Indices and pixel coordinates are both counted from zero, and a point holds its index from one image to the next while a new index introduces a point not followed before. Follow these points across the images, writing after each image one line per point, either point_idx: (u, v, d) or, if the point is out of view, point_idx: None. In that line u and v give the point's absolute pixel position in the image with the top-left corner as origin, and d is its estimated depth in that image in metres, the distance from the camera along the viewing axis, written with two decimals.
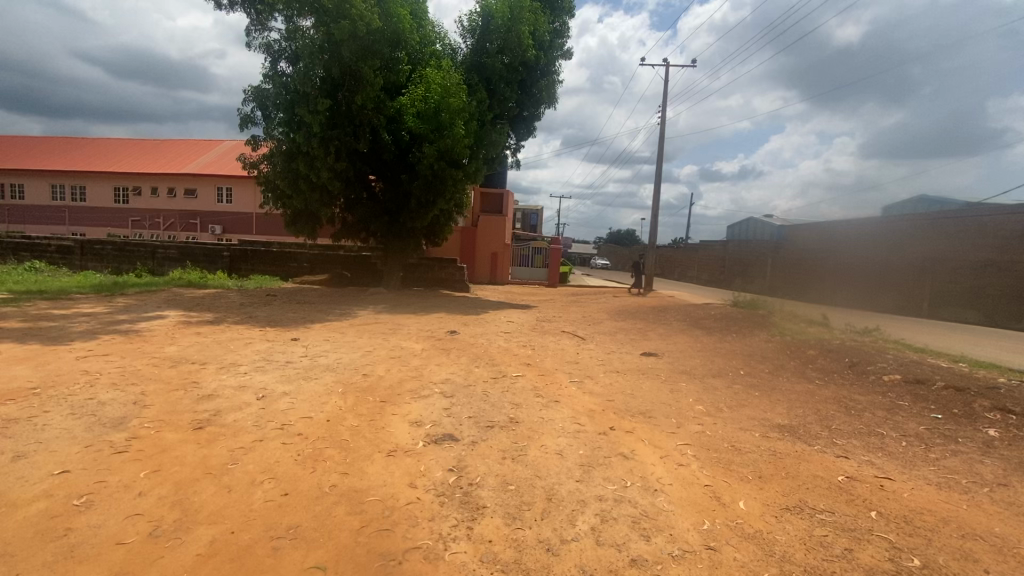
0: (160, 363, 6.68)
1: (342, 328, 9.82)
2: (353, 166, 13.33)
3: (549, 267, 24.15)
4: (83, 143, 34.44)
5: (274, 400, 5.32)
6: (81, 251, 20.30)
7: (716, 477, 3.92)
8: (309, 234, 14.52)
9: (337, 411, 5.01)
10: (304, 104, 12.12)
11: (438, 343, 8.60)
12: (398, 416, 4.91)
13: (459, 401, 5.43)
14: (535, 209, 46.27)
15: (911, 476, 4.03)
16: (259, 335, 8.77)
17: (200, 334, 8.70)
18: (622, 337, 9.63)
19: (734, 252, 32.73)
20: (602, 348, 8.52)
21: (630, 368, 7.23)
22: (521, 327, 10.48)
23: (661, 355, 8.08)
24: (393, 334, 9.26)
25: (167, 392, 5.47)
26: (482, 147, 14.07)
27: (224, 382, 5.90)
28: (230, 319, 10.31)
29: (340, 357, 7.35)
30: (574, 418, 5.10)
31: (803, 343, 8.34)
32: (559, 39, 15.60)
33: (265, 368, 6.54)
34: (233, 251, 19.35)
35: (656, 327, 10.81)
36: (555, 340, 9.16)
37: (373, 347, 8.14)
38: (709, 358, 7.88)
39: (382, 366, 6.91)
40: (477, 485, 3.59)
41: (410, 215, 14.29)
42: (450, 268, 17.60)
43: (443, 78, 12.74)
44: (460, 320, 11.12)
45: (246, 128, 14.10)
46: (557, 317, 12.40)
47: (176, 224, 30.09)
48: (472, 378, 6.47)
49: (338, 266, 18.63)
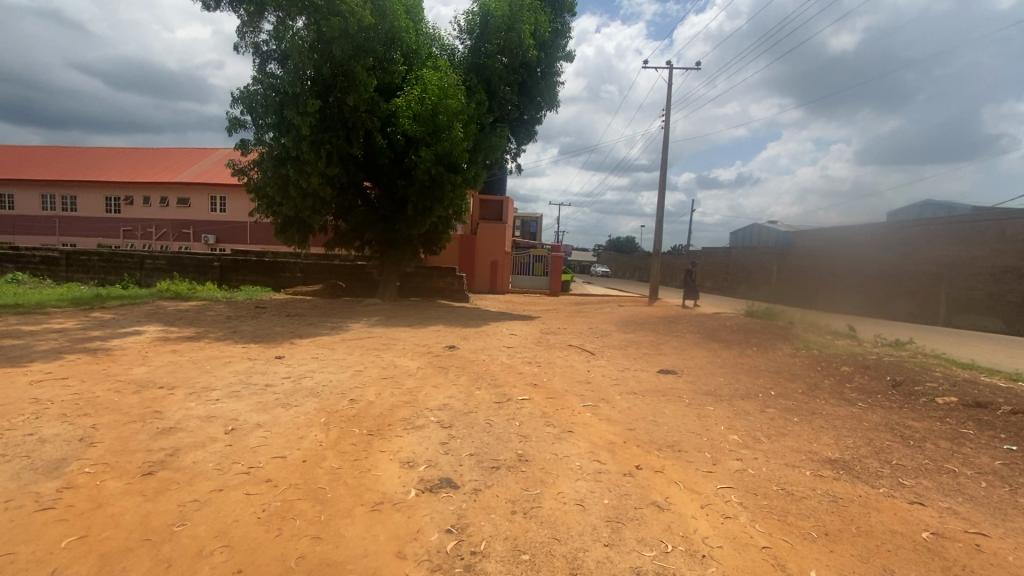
0: (122, 388, 5.93)
1: (333, 343, 9.09)
2: (345, 171, 12.71)
3: (550, 276, 23.44)
4: (75, 152, 33.88)
5: (244, 434, 4.58)
6: (66, 261, 19.62)
7: (773, 535, 3.22)
8: (301, 243, 13.88)
9: (316, 448, 4.29)
10: (294, 105, 11.50)
11: (436, 360, 7.88)
12: (387, 454, 4.20)
13: (459, 432, 4.72)
14: (534, 214, 45.46)
15: (1008, 530, 3.36)
16: (240, 353, 8.05)
17: (177, 352, 7.96)
18: (634, 351, 8.92)
19: (738, 258, 31.96)
20: (615, 365, 7.81)
21: (648, 389, 6.51)
22: (525, 341, 9.77)
23: (680, 373, 7.37)
24: (386, 351, 8.54)
25: (122, 426, 4.74)
26: (481, 151, 13.46)
27: (190, 411, 5.17)
28: (212, 335, 9.60)
29: (327, 378, 6.62)
30: (594, 453, 4.41)
31: (833, 357, 7.66)
32: (561, 39, 15.03)
33: (241, 394, 5.82)
34: (223, 261, 18.68)
35: (670, 339, 10.11)
36: (562, 356, 8.45)
37: (364, 366, 7.42)
38: (733, 376, 7.17)
39: (374, 389, 6.20)
40: (483, 554, 2.88)
41: (406, 222, 13.65)
42: (449, 277, 16.93)
43: (440, 79, 12.16)
44: (460, 333, 10.43)
45: (234, 132, 13.49)
46: (562, 329, 11.70)
47: (168, 234, 29.45)
48: (474, 402, 5.75)
49: (332, 276, 17.94)
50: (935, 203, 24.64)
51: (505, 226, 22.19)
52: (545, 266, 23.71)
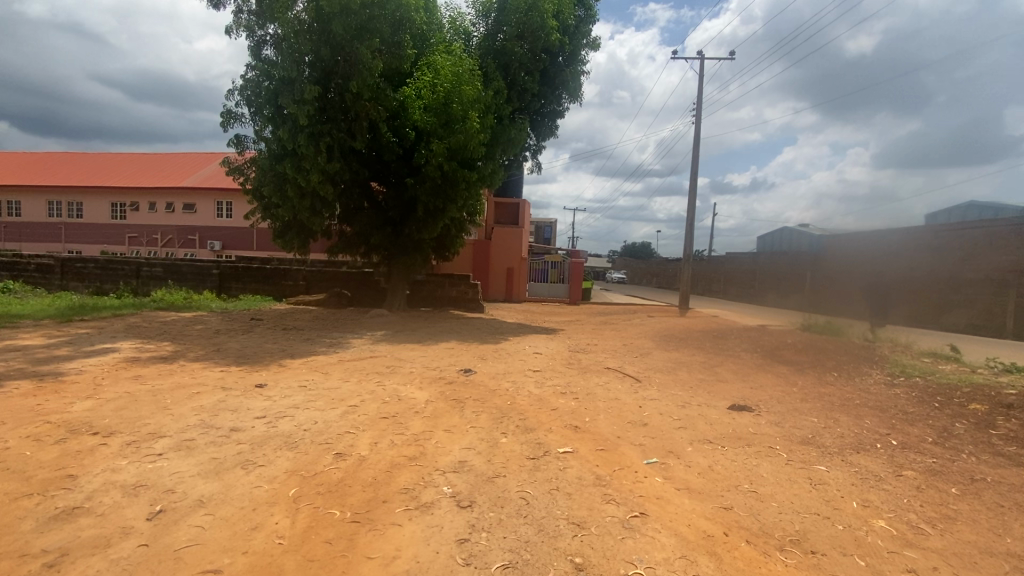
0: (43, 435, 4.54)
1: (327, 366, 7.66)
2: (348, 167, 11.40)
3: (570, 283, 21.88)
4: (82, 159, 33.25)
5: (174, 521, 3.18)
6: (60, 269, 18.62)
7: None
8: (301, 249, 12.57)
9: (271, 553, 2.87)
10: (289, 92, 10.21)
11: (448, 391, 6.40)
12: (379, 567, 2.78)
13: (485, 518, 3.27)
14: (549, 220, 45.10)
15: None
16: (215, 380, 6.69)
17: (138, 380, 6.57)
18: (688, 378, 7.34)
19: (765, 264, 30.03)
20: (670, 398, 6.25)
21: (727, 438, 4.97)
22: (553, 363, 8.24)
23: (760, 412, 5.78)
24: (390, 376, 7.11)
25: (8, 504, 3.36)
26: (499, 146, 12.11)
27: (114, 476, 3.76)
28: (192, 354, 8.29)
29: (311, 419, 5.18)
30: (690, 561, 2.94)
31: (954, 391, 6.03)
32: (587, 24, 13.56)
33: (193, 445, 4.40)
34: (223, 269, 17.53)
35: (724, 361, 8.51)
36: (602, 383, 6.92)
37: (360, 399, 6.00)
38: (828, 417, 5.62)
39: (369, 436, 4.75)
40: None
41: (416, 225, 12.31)
42: (463, 286, 15.54)
43: (454, 64, 10.90)
44: (478, 352, 8.96)
45: (228, 127, 12.28)
46: (592, 346, 10.19)
47: (174, 240, 28.55)
48: (501, 459, 4.27)
49: (337, 285, 16.65)
50: (985, 205, 22.86)
51: (522, 230, 20.81)
52: (564, 273, 22.15)
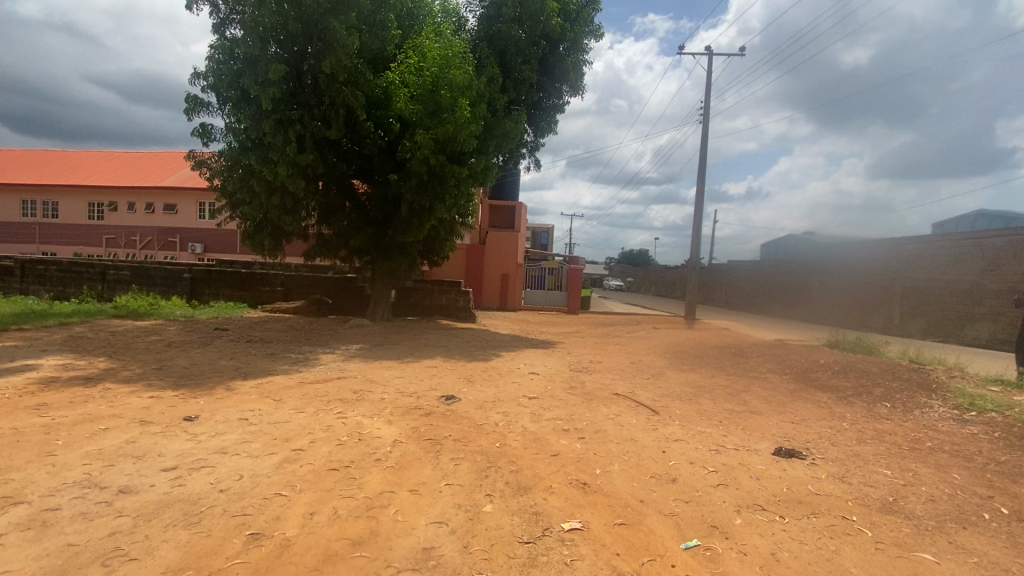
0: None
1: (282, 391, 6.39)
2: (323, 160, 10.20)
3: (568, 291, 20.60)
4: (59, 157, 31.87)
5: None
6: (20, 272, 17.26)
7: None
8: (273, 253, 11.34)
9: None
10: (253, 71, 9.02)
11: (423, 427, 5.14)
12: None
13: None
14: (546, 227, 44.09)
15: None
16: (137, 411, 5.41)
17: (38, 411, 5.26)
18: (714, 409, 6.11)
19: (770, 271, 28.88)
20: (698, 439, 5.01)
21: (784, 501, 3.77)
22: (552, 388, 6.98)
23: (814, 460, 4.56)
24: (356, 406, 5.84)
25: None
26: (494, 140, 10.90)
27: None
28: (127, 374, 7.01)
29: (236, 472, 3.91)
30: None
31: None
32: (591, 10, 12.48)
33: (52, 519, 3.15)
34: (195, 273, 16.20)
35: (751, 386, 7.27)
36: (612, 416, 5.71)
37: (312, 438, 4.74)
38: (903, 468, 4.41)
39: (308, 500, 3.51)
40: None
41: (400, 227, 11.10)
42: (453, 293, 14.31)
43: (443, 46, 9.77)
44: (465, 373, 7.73)
45: (193, 115, 11.10)
46: (596, 364, 8.98)
47: (153, 242, 27.22)
48: (482, 544, 3.04)
49: (317, 291, 15.36)
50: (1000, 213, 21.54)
51: (517, 234, 19.60)
52: (561, 281, 20.90)
